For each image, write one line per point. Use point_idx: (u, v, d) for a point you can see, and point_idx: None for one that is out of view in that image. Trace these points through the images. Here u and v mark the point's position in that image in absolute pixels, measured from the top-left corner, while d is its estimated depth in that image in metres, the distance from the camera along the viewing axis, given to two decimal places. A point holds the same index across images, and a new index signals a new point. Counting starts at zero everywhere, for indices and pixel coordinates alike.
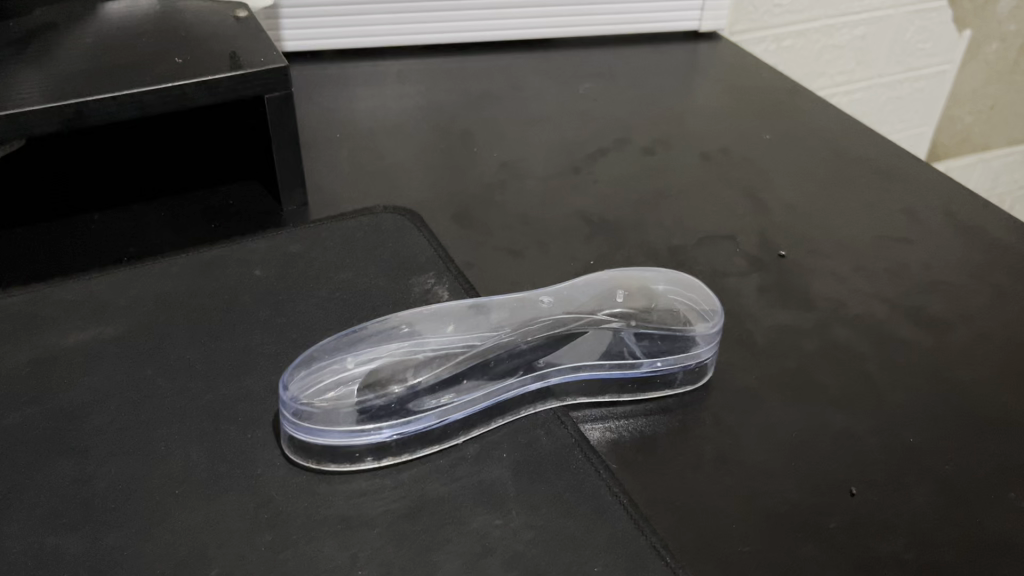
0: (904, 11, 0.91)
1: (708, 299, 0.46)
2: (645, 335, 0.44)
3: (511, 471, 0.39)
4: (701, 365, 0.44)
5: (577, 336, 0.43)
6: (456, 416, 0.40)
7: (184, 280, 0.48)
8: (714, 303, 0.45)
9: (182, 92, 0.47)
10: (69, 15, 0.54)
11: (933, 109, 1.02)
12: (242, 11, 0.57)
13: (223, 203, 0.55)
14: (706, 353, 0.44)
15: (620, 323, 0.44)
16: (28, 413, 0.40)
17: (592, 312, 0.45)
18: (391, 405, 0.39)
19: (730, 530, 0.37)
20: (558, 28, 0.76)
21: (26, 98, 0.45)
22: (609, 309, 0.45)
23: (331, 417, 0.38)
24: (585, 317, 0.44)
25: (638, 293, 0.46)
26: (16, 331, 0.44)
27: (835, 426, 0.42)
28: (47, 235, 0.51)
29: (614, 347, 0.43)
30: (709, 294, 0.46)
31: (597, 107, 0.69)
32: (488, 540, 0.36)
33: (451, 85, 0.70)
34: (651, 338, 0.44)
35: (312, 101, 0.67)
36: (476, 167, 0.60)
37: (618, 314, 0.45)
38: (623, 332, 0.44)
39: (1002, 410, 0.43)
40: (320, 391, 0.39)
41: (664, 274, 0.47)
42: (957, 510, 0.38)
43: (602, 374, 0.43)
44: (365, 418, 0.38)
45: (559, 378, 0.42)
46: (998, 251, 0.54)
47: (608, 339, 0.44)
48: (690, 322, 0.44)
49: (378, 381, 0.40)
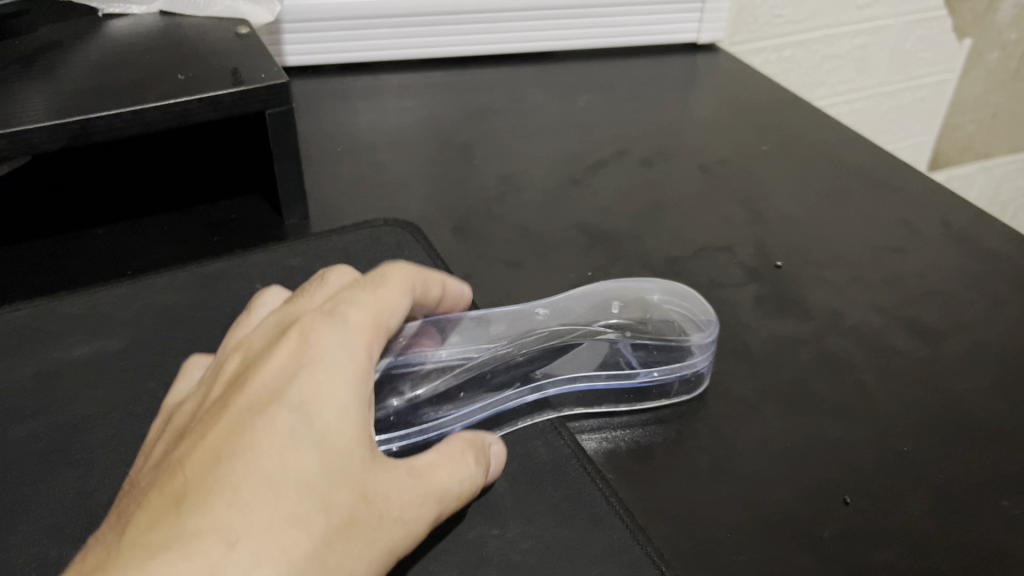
0: (904, 20, 0.89)
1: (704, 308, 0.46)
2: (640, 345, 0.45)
3: (508, 482, 0.39)
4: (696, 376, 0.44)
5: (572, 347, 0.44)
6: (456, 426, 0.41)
7: (187, 293, 0.49)
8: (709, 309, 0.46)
9: (184, 108, 0.48)
10: (75, 33, 0.55)
11: (934, 118, 1.00)
12: (244, 28, 0.58)
13: (227, 216, 0.56)
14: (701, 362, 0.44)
15: (616, 334, 0.45)
16: (33, 427, 0.41)
17: (587, 324, 0.45)
18: (390, 418, 0.39)
19: (725, 540, 0.37)
20: (558, 42, 0.77)
21: (32, 115, 0.45)
22: (604, 320, 0.46)
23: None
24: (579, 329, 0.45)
25: (633, 303, 0.47)
26: (22, 345, 0.45)
27: (830, 436, 0.42)
28: (53, 249, 0.52)
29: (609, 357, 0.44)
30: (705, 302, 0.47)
31: (596, 119, 0.69)
32: (485, 550, 0.36)
33: (452, 99, 0.71)
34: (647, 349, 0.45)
35: (315, 114, 0.68)
36: (475, 180, 0.61)
37: (613, 325, 0.45)
38: (619, 343, 0.45)
39: (996, 419, 0.43)
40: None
41: (658, 285, 0.48)
42: (949, 518, 0.38)
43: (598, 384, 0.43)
44: None
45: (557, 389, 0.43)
46: (992, 260, 0.55)
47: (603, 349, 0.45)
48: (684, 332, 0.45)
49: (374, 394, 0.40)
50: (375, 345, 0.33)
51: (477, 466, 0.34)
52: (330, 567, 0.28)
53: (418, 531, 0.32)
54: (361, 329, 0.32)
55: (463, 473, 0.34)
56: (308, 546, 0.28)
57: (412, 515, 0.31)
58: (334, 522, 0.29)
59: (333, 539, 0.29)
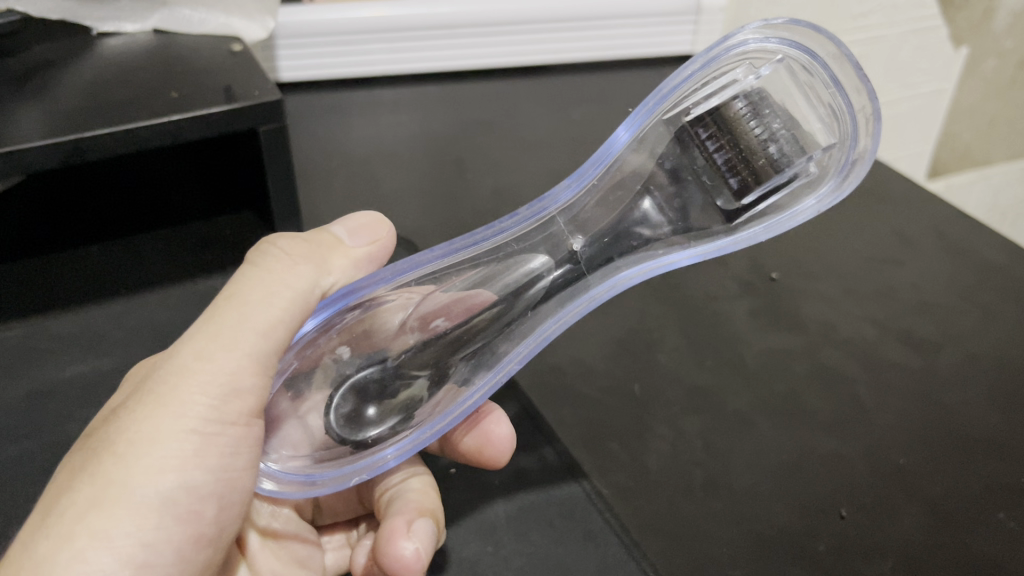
0: (899, 30, 0.86)
1: (845, 105, 0.34)
2: (728, 143, 0.34)
3: (502, 499, 0.40)
4: (866, 162, 0.34)
5: (631, 214, 0.36)
6: (442, 391, 0.35)
7: (182, 312, 0.50)
8: (738, 42, 0.36)
9: (178, 126, 0.48)
10: (68, 52, 0.55)
11: (931, 126, 0.99)
12: (237, 45, 0.59)
13: (218, 233, 0.56)
14: (823, 184, 0.34)
15: (723, 130, 0.34)
16: (25, 447, 0.41)
17: (717, 110, 0.34)
18: (363, 420, 0.34)
19: (718, 555, 0.37)
20: (551, 56, 0.77)
21: (27, 135, 0.45)
22: (723, 107, 0.34)
23: (295, 416, 0.35)
24: (629, 189, 0.37)
25: (768, 97, 0.34)
26: (17, 365, 0.46)
27: (824, 450, 0.42)
28: (46, 267, 0.52)
29: (702, 224, 0.35)
30: (796, 25, 0.35)
31: (589, 134, 0.69)
32: (478, 567, 0.37)
33: (445, 114, 0.71)
34: (729, 164, 0.34)
35: (307, 130, 0.68)
36: (469, 195, 0.61)
37: (736, 114, 0.34)
38: (716, 159, 0.35)
39: (992, 431, 0.43)
40: (285, 371, 0.34)
41: (803, 57, 0.35)
42: (944, 532, 0.38)
43: (757, 241, 0.34)
44: (345, 428, 0.34)
45: (686, 260, 0.35)
46: (989, 273, 0.54)
47: (716, 237, 0.35)
48: (801, 119, 0.34)
49: (383, 334, 0.35)
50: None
51: (265, 262, 0.32)
52: (82, 485, 0.29)
53: (189, 393, 0.30)
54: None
55: (233, 295, 0.31)
56: (58, 486, 0.29)
57: (168, 382, 0.30)
58: (74, 461, 0.30)
59: (72, 458, 0.30)
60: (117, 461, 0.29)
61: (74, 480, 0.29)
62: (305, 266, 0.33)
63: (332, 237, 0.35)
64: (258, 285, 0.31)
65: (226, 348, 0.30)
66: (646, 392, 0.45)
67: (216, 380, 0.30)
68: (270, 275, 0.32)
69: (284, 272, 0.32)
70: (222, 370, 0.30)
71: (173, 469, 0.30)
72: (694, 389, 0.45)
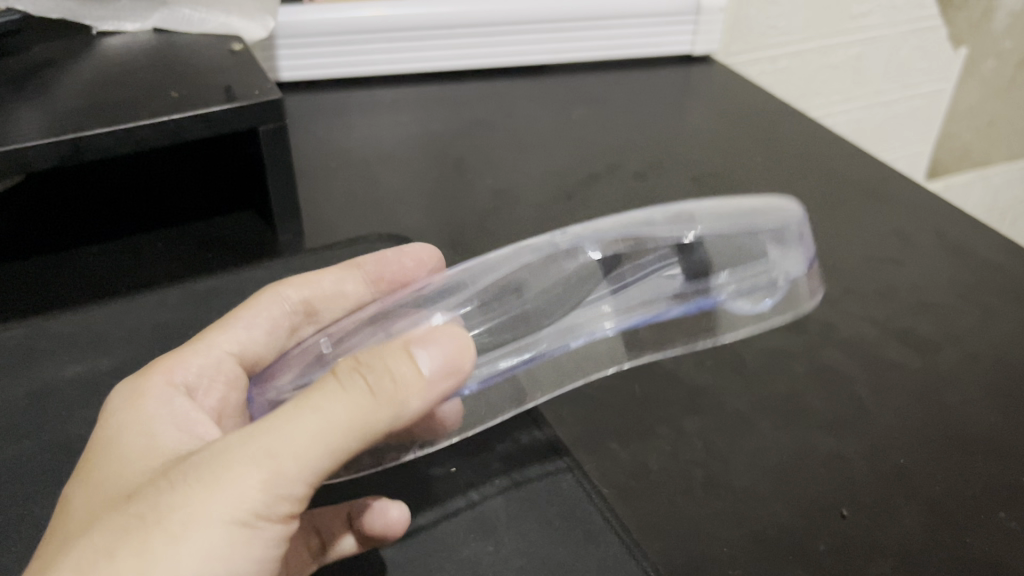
0: (898, 30, 0.86)
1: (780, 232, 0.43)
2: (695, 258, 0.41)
3: (502, 497, 0.40)
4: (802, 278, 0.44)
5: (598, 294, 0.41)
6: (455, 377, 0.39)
7: (182, 312, 0.50)
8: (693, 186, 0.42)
9: (178, 125, 0.48)
10: (68, 52, 0.55)
11: (931, 127, 0.99)
12: (237, 45, 0.58)
13: (218, 234, 0.56)
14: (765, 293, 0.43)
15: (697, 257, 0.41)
16: (25, 446, 0.41)
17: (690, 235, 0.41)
18: None
19: (719, 555, 0.37)
20: (552, 55, 0.77)
21: (26, 134, 0.45)
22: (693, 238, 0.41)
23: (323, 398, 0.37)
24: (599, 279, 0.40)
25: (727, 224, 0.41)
26: (17, 364, 0.46)
27: (824, 450, 0.42)
28: (45, 267, 0.52)
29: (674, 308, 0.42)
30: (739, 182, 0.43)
31: (589, 133, 0.69)
32: (478, 566, 0.37)
33: (445, 114, 0.71)
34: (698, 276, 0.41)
35: (307, 130, 0.68)
36: (470, 195, 0.61)
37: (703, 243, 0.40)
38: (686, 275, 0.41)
39: (992, 431, 0.43)
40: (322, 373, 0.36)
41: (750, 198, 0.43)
42: (945, 531, 0.38)
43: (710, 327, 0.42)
44: None
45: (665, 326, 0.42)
46: (988, 272, 0.54)
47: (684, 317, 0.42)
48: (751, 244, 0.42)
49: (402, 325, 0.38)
50: (175, 372, 0.39)
51: (352, 385, 0.31)
52: (129, 558, 0.28)
53: (252, 486, 0.29)
54: (162, 365, 0.39)
55: (318, 402, 0.30)
56: (99, 553, 0.28)
57: (231, 476, 0.29)
58: (118, 530, 0.29)
59: (115, 524, 0.29)
60: (173, 541, 0.28)
61: (114, 555, 0.28)
62: (384, 407, 0.31)
63: (411, 369, 0.32)
64: (342, 404, 0.30)
65: (300, 455, 0.30)
66: (647, 392, 0.45)
67: (282, 480, 0.30)
68: (351, 410, 0.30)
69: (360, 411, 0.30)
70: (285, 477, 0.30)
71: (221, 557, 0.29)
72: (695, 390, 0.45)
